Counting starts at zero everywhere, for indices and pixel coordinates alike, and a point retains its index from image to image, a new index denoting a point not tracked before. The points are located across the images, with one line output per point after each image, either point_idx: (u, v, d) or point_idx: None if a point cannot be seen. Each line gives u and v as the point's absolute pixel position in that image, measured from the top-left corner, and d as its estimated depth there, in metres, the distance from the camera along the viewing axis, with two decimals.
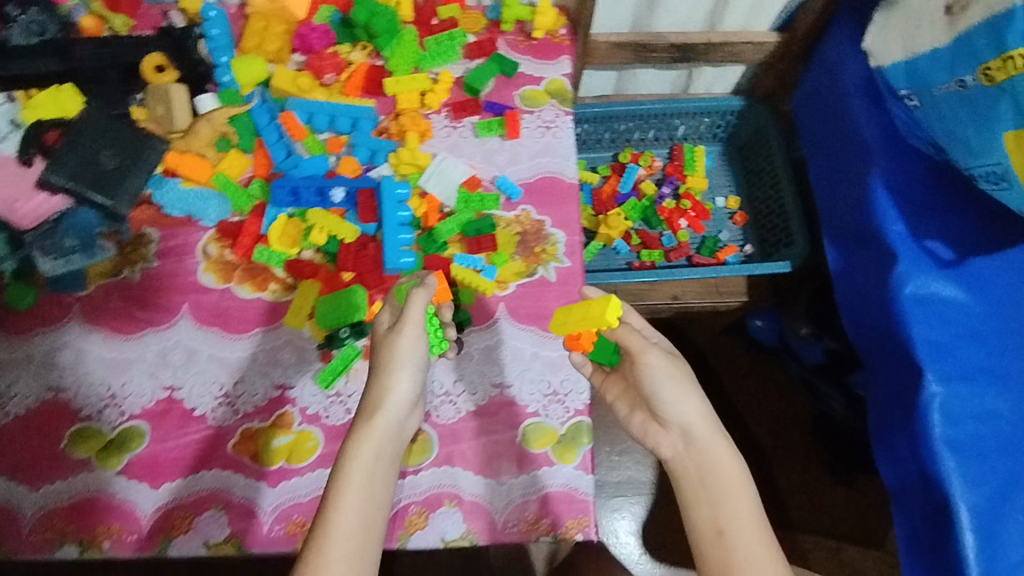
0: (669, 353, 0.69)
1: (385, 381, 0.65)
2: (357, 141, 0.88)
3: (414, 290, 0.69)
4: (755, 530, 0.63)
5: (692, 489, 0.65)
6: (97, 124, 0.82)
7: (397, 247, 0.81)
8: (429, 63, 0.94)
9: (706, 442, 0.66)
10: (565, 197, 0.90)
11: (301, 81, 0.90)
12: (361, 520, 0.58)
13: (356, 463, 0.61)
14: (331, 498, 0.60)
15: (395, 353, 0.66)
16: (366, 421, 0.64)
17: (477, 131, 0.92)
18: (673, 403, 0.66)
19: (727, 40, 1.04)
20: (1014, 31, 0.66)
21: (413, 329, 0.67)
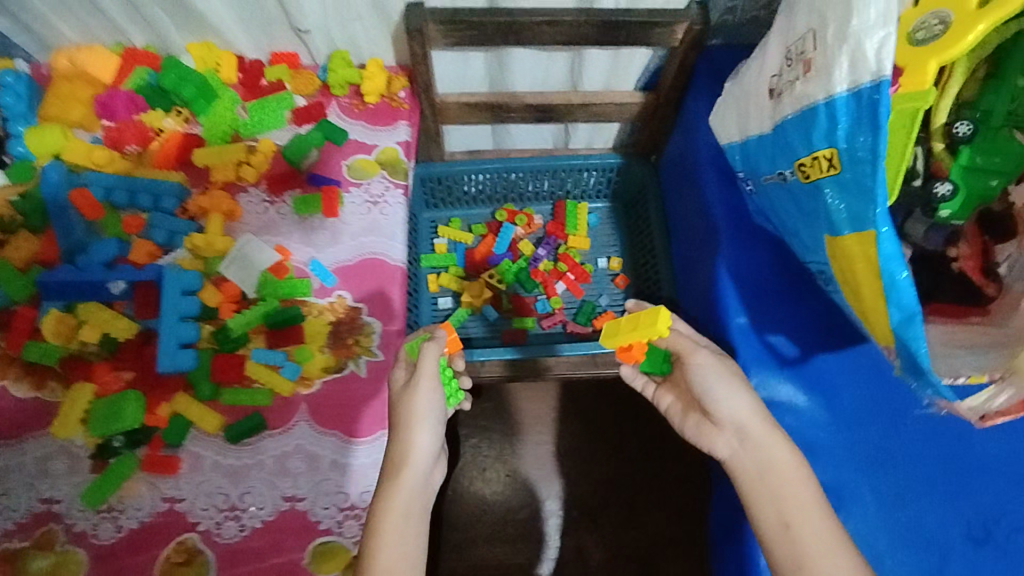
0: (718, 353, 0.70)
1: (403, 440, 0.63)
2: (155, 221, 0.80)
3: (426, 343, 0.66)
4: (824, 519, 0.61)
5: (753, 492, 0.63)
6: None
7: (175, 344, 0.74)
8: (248, 131, 0.87)
9: (762, 439, 0.64)
10: (385, 282, 0.83)
11: (97, 155, 0.82)
12: (398, 569, 0.58)
13: (390, 517, 0.60)
14: (369, 550, 0.59)
15: (413, 406, 0.64)
16: (391, 481, 0.62)
17: (296, 208, 0.84)
18: (723, 400, 0.67)
19: (588, 101, 0.97)
20: (818, 130, 0.58)
21: (427, 383, 0.65)
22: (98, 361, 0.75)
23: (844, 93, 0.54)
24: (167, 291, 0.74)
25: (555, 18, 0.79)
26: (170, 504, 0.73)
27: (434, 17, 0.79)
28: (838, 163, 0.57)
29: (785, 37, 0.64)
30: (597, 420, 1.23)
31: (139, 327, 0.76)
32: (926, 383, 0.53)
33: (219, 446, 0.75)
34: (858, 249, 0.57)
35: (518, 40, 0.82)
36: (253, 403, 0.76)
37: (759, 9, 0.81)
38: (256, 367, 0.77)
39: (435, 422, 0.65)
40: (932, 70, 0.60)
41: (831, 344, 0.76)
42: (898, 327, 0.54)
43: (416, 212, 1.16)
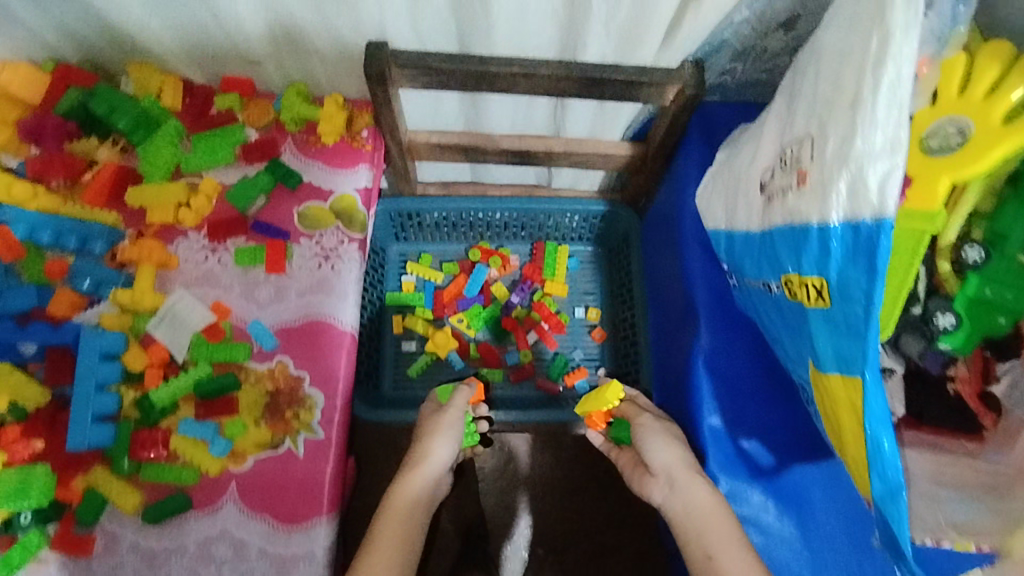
0: (662, 415, 0.75)
1: (424, 445, 0.74)
2: (79, 268, 0.73)
3: (460, 386, 0.80)
4: (745, 553, 0.61)
5: (683, 533, 0.64)
6: None
7: (88, 420, 0.67)
8: (191, 167, 0.80)
9: (687, 482, 0.66)
10: (330, 349, 0.76)
11: (14, 189, 0.73)
12: (404, 546, 0.66)
13: (399, 506, 0.68)
14: (378, 528, 0.67)
15: (437, 422, 0.76)
16: (407, 476, 0.72)
17: (238, 259, 0.77)
18: (655, 451, 0.70)
19: (571, 150, 0.89)
20: (809, 254, 0.51)
21: (458, 408, 0.77)
22: (6, 425, 0.67)
23: (840, 222, 0.47)
24: (83, 356, 0.68)
25: (530, 70, 0.71)
26: None
27: (397, 61, 0.70)
28: (828, 297, 0.50)
29: (782, 131, 0.57)
30: (568, 472, 1.16)
31: (51, 393, 0.70)
32: (906, 567, 0.47)
33: (137, 526, 0.69)
34: (843, 393, 0.51)
35: (492, 89, 0.74)
36: (177, 481, 0.70)
37: (760, 71, 0.73)
38: (183, 441, 0.70)
39: (453, 439, 0.75)
40: (944, 188, 0.53)
41: (808, 454, 0.70)
42: (880, 500, 0.47)
43: (384, 246, 1.09)
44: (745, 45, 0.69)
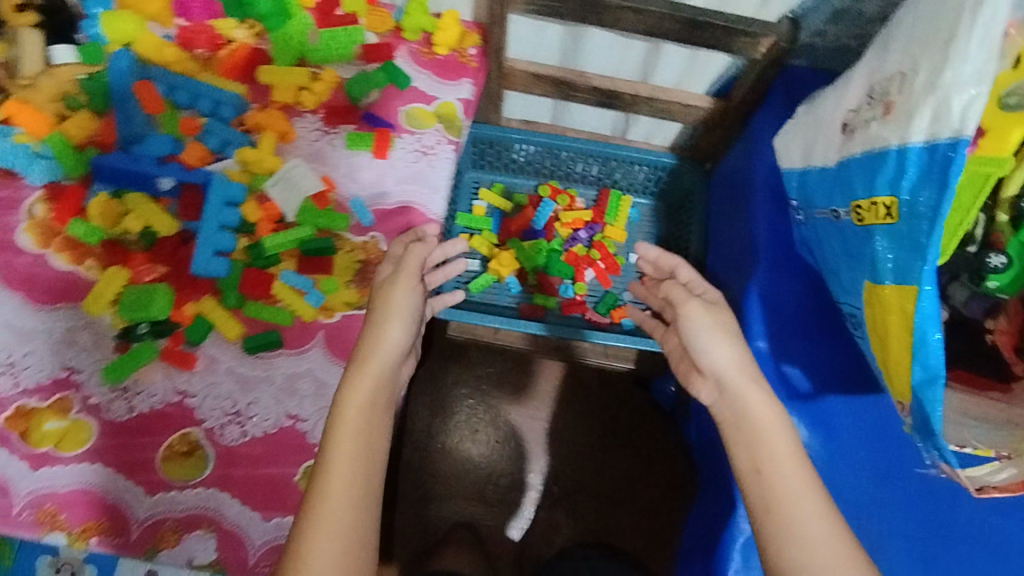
0: (712, 305, 0.72)
1: (377, 328, 0.68)
2: (212, 127, 0.82)
3: (411, 246, 0.75)
4: (795, 467, 0.60)
5: (732, 431, 0.64)
6: None
7: (212, 250, 0.77)
8: (315, 58, 0.87)
9: (740, 387, 0.65)
10: (418, 233, 0.83)
11: (167, 52, 0.84)
12: (368, 437, 0.61)
13: (353, 405, 0.62)
14: (333, 431, 0.61)
15: (388, 304, 0.69)
16: (360, 365, 0.65)
17: (348, 142, 0.85)
18: (706, 349, 0.68)
19: (657, 96, 0.95)
20: (883, 176, 0.58)
21: (409, 283, 0.71)
22: (137, 249, 0.78)
23: (919, 144, 0.54)
24: (214, 199, 0.77)
25: (639, 5, 0.78)
26: (181, 398, 0.76)
27: None
28: (896, 214, 0.57)
29: (872, 73, 0.63)
30: (595, 416, 1.24)
31: (180, 227, 0.79)
32: (932, 445, 0.54)
33: (235, 353, 0.78)
34: (896, 302, 0.56)
35: (599, 20, 0.82)
36: (274, 321, 0.78)
37: (847, 36, 0.79)
38: (282, 288, 0.79)
39: (408, 317, 0.70)
40: (1016, 139, 0.58)
41: (846, 387, 0.76)
42: (919, 386, 0.54)
43: (462, 170, 1.16)
44: (842, 6, 0.75)
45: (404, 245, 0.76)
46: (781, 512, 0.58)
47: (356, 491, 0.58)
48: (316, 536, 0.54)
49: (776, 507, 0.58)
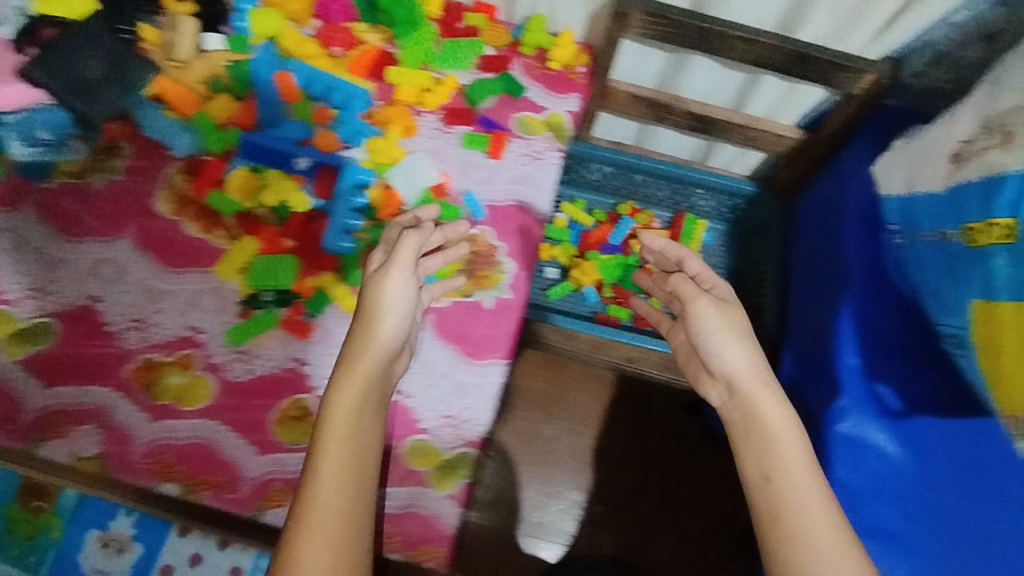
0: (722, 303, 0.72)
1: (370, 325, 0.66)
2: (343, 118, 0.88)
3: (405, 233, 0.71)
4: (808, 477, 0.60)
5: (738, 434, 0.66)
6: (90, 31, 0.81)
7: (341, 230, 0.82)
8: (438, 64, 0.93)
9: (749, 391, 0.66)
10: (525, 231, 0.88)
11: (307, 47, 0.89)
12: (358, 442, 0.60)
13: (340, 410, 0.61)
14: (320, 439, 0.60)
15: (380, 297, 0.68)
16: (351, 367, 0.63)
17: (464, 142, 0.90)
18: (717, 353, 0.69)
19: (748, 124, 1.01)
20: (1002, 200, 0.62)
21: (401, 273, 0.69)
22: (269, 223, 0.83)
23: None
24: (348, 179, 0.83)
25: (751, 36, 0.84)
26: (296, 364, 0.80)
27: (643, 8, 0.83)
28: (1014, 235, 0.61)
29: (983, 109, 0.68)
30: None
31: (311, 206, 0.85)
32: None
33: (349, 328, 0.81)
34: (1011, 317, 0.60)
35: (709, 47, 0.87)
36: None
37: (944, 79, 0.83)
38: None
39: (400, 311, 0.68)
40: None
41: (940, 409, 0.74)
42: None
43: None
44: (945, 49, 0.80)
45: (399, 228, 0.74)
46: (790, 524, 0.57)
47: (345, 501, 0.57)
48: (306, 549, 0.54)
49: (783, 519, 0.58)
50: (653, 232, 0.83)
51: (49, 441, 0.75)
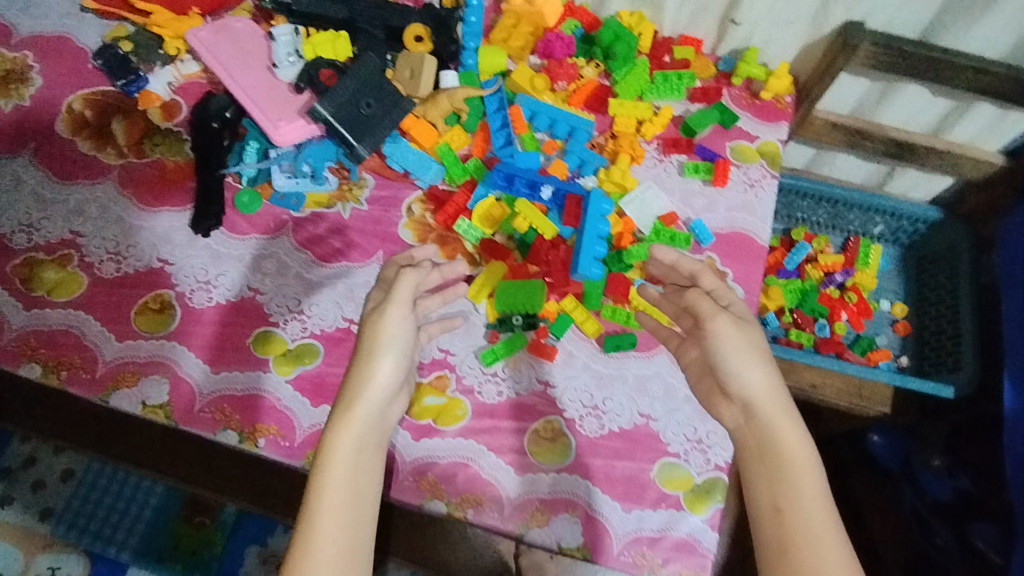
0: (741, 321, 0.69)
1: (366, 367, 0.69)
2: (571, 149, 0.92)
3: (400, 274, 0.74)
4: (817, 508, 0.59)
5: (750, 458, 0.65)
6: (365, 72, 0.85)
7: (591, 257, 0.82)
8: (654, 95, 0.96)
9: (767, 417, 0.65)
10: (753, 258, 0.89)
11: (537, 82, 0.94)
12: (354, 481, 0.63)
13: (339, 452, 0.64)
14: (317, 484, 0.63)
15: (377, 337, 0.70)
16: (347, 408, 0.66)
17: (683, 170, 0.93)
18: (736, 375, 0.67)
19: (951, 150, 1.01)
20: None
21: (397, 313, 0.71)
22: (514, 253, 0.86)
23: None
24: (594, 208, 0.83)
25: (985, 66, 0.85)
26: (544, 387, 0.81)
27: (873, 38, 0.85)
28: None
29: None
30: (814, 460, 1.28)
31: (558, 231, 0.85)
32: None
33: (592, 350, 0.83)
34: None
35: (935, 78, 0.88)
36: (629, 326, 0.84)
37: None
38: (637, 296, 0.84)
39: (397, 351, 0.71)
40: None
41: None
42: None
43: None
44: None
45: (394, 268, 0.77)
46: (798, 556, 0.57)
47: (344, 538, 0.60)
48: None
49: (790, 549, 0.57)
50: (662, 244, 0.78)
51: None
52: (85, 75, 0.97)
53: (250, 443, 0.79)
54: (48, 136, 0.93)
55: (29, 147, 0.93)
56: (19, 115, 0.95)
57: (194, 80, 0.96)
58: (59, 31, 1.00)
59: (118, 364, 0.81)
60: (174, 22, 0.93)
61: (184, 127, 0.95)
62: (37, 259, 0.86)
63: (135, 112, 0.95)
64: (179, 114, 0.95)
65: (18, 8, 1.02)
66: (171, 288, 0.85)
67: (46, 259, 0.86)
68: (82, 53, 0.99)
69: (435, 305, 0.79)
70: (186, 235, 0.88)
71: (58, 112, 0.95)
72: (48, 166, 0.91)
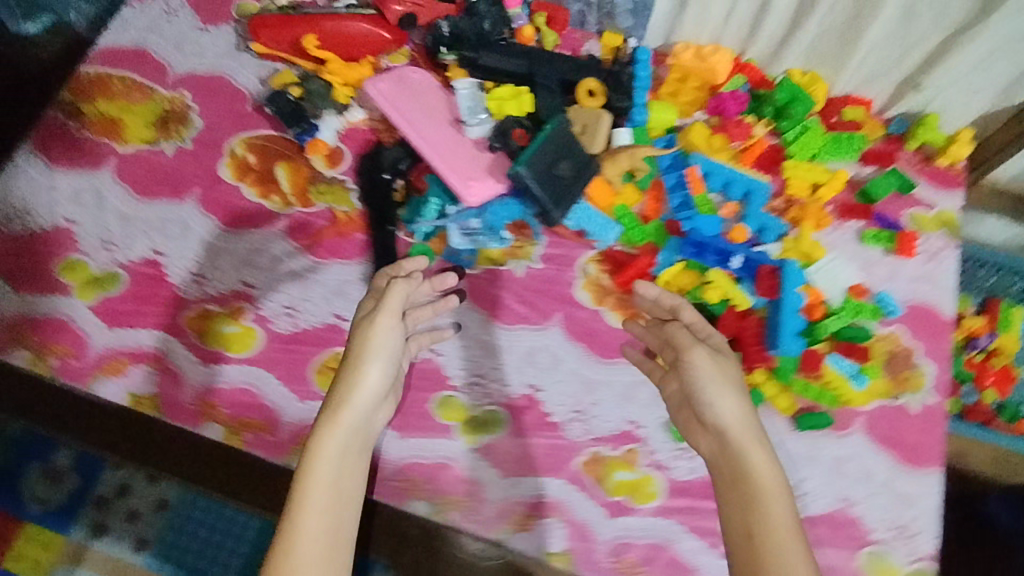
0: (716, 353, 0.72)
1: (354, 373, 0.72)
2: (749, 212, 0.90)
3: (393, 283, 0.77)
4: (790, 533, 0.60)
5: (723, 487, 0.66)
6: (562, 133, 0.81)
7: (791, 333, 0.80)
8: (827, 157, 0.94)
9: (739, 445, 0.66)
10: (940, 332, 0.87)
11: (715, 142, 0.92)
12: (338, 493, 0.66)
13: (323, 455, 0.67)
14: (302, 484, 0.66)
15: (366, 346, 0.73)
16: (333, 415, 0.70)
17: (861, 238, 0.91)
18: (710, 403, 0.69)
19: None
20: None
21: (387, 322, 0.75)
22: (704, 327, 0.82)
23: None
24: (789, 282, 0.81)
25: None
26: None
27: None
28: None
29: None
30: None
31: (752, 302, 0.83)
32: None
33: (784, 428, 0.82)
34: None
35: None
36: (822, 403, 0.83)
37: None
38: (830, 371, 0.83)
39: (387, 357, 0.74)
40: None
41: None
42: None
43: None
44: None
45: (388, 278, 0.80)
46: None
47: (326, 538, 0.63)
48: None
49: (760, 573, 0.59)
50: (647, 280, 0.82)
51: (517, 533, 0.77)
52: (244, 117, 0.95)
53: (443, 516, 0.78)
54: (211, 181, 0.91)
55: (193, 192, 0.90)
56: (182, 158, 0.92)
57: (359, 128, 0.93)
58: (216, 70, 0.98)
59: (301, 426, 0.79)
60: (344, 68, 0.92)
61: (348, 175, 0.92)
62: (210, 311, 0.84)
63: (298, 158, 0.92)
64: (343, 162, 0.92)
65: (171, 44, 0.99)
66: None
67: (218, 311, 0.84)
68: (241, 95, 0.97)
69: (427, 316, 0.83)
70: (360, 290, 0.86)
71: (219, 154, 0.92)
72: (214, 213, 0.89)
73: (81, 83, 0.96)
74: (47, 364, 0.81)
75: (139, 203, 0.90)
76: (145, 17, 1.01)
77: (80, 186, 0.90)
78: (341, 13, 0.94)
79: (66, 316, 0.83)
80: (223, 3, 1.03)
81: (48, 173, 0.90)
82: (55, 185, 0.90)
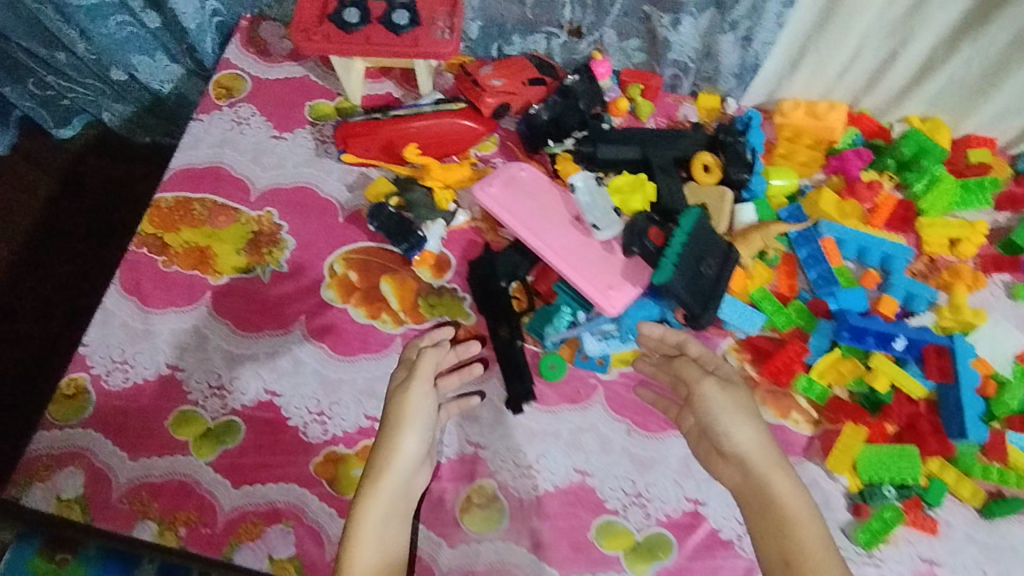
0: (728, 383, 0.71)
1: (391, 444, 0.69)
2: (894, 279, 0.83)
3: (424, 351, 0.75)
4: (827, 557, 0.60)
5: (751, 517, 0.65)
6: (704, 229, 0.75)
7: (976, 419, 0.74)
8: (959, 208, 0.88)
9: (763, 472, 0.65)
10: None
11: (846, 207, 0.86)
12: (384, 543, 0.66)
13: (369, 521, 0.65)
14: (350, 553, 0.64)
15: (403, 411, 0.71)
16: (374, 482, 0.67)
17: (1013, 293, 0.85)
18: (727, 433, 0.68)
19: None
20: None
21: (421, 387, 0.73)
22: (871, 420, 0.77)
23: None
24: (963, 362, 0.76)
25: None
26: (931, 567, 0.73)
27: None
28: None
29: None
30: None
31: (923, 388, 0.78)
32: None
33: (972, 518, 0.74)
34: None
35: None
36: (1010, 488, 0.75)
37: None
38: (1015, 451, 0.76)
39: (422, 424, 0.72)
40: None
41: None
42: None
43: None
44: None
45: (415, 346, 0.78)
46: None
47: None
48: None
49: None
50: (649, 321, 0.77)
51: None
52: (338, 231, 0.91)
53: None
54: (316, 306, 0.86)
55: (298, 320, 0.86)
56: (282, 283, 0.87)
57: (461, 230, 0.88)
58: (298, 180, 0.93)
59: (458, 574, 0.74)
60: (441, 169, 0.87)
61: (458, 282, 0.87)
62: (340, 454, 0.78)
63: (403, 270, 0.88)
64: (450, 269, 0.87)
65: (249, 158, 0.95)
66: (491, 477, 0.77)
67: (348, 454, 0.78)
68: (330, 206, 0.92)
69: (454, 384, 0.79)
70: (492, 411, 0.80)
71: (320, 276, 0.88)
72: (325, 342, 0.84)
73: (161, 212, 0.91)
74: (176, 535, 0.75)
75: (243, 339, 0.85)
76: (216, 131, 0.96)
77: (180, 327, 0.85)
78: (432, 110, 0.89)
79: (187, 476, 0.77)
80: (295, 106, 0.98)
81: (144, 316, 0.85)
82: (153, 328, 0.85)
